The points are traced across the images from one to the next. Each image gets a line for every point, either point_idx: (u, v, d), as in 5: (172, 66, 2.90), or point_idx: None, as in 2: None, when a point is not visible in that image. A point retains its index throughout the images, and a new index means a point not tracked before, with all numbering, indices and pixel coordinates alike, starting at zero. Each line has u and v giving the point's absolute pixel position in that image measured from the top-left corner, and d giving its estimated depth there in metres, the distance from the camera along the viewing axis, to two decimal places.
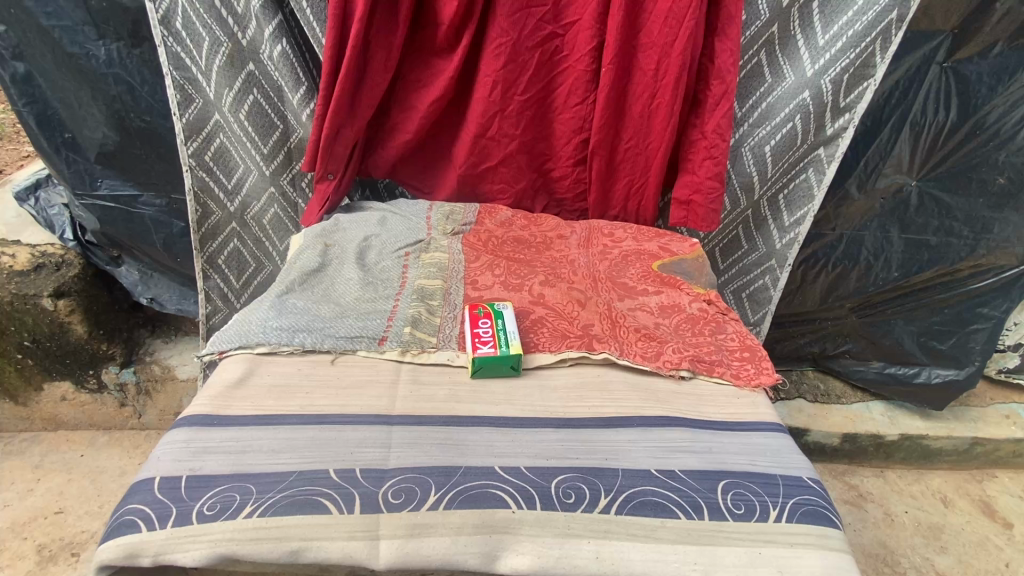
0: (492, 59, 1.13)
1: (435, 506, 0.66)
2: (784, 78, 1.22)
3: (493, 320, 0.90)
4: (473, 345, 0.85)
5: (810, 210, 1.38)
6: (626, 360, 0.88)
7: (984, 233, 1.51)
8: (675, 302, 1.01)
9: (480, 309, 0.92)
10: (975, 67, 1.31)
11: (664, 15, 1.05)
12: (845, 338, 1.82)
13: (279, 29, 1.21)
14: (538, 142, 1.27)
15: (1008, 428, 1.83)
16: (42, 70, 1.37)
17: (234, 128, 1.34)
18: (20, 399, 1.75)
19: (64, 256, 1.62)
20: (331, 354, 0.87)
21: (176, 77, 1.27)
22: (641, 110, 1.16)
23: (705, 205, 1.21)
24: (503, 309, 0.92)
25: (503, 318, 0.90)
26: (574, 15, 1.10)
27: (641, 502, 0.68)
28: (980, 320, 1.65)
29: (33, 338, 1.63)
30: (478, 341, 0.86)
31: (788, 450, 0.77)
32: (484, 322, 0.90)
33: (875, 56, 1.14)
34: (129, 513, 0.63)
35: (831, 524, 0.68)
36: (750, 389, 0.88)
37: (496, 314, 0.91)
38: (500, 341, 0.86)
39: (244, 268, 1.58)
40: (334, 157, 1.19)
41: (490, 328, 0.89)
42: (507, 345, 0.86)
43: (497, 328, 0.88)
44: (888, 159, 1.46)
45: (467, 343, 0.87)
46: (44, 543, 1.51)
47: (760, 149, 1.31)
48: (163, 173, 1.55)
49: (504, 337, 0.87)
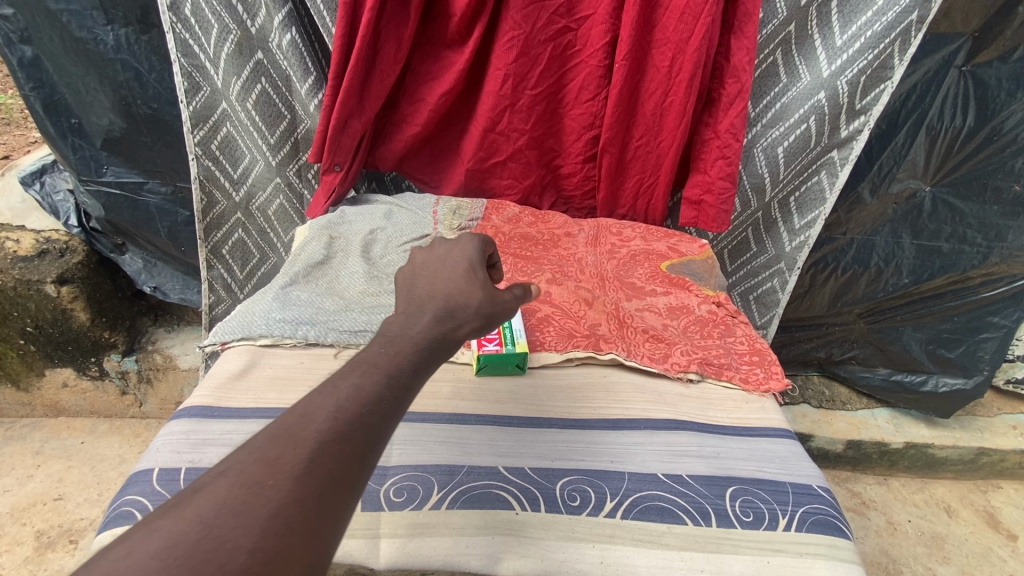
0: (503, 52, 1.11)
1: (437, 505, 0.65)
2: (799, 78, 1.20)
3: None
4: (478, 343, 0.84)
5: (821, 213, 1.36)
6: (634, 361, 0.87)
7: (997, 241, 1.48)
8: (684, 303, 0.99)
9: None
10: (994, 72, 1.28)
11: (680, 10, 1.03)
12: (852, 343, 1.80)
13: (289, 18, 1.19)
14: (548, 138, 1.25)
15: (1015, 438, 1.81)
16: (50, 54, 1.36)
17: (241, 116, 1.33)
18: (22, 384, 1.75)
19: (68, 243, 1.61)
20: (334, 347, 0.86)
21: (184, 64, 1.26)
22: (654, 108, 1.14)
23: (716, 206, 1.19)
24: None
25: (509, 315, 0.89)
26: (588, 9, 1.09)
27: (646, 506, 0.67)
28: (990, 329, 1.63)
29: (36, 324, 1.63)
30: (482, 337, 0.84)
31: (797, 457, 0.76)
32: None
33: (893, 58, 1.12)
34: (127, 504, 0.62)
35: (841, 535, 0.66)
36: (759, 394, 0.86)
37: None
38: (506, 338, 0.85)
39: (248, 259, 1.57)
40: (340, 148, 1.17)
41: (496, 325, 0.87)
42: (513, 343, 0.84)
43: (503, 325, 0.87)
44: (902, 163, 1.43)
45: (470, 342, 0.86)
46: (42, 529, 1.51)
47: (773, 151, 1.30)
48: (169, 161, 1.54)
49: (510, 335, 0.85)
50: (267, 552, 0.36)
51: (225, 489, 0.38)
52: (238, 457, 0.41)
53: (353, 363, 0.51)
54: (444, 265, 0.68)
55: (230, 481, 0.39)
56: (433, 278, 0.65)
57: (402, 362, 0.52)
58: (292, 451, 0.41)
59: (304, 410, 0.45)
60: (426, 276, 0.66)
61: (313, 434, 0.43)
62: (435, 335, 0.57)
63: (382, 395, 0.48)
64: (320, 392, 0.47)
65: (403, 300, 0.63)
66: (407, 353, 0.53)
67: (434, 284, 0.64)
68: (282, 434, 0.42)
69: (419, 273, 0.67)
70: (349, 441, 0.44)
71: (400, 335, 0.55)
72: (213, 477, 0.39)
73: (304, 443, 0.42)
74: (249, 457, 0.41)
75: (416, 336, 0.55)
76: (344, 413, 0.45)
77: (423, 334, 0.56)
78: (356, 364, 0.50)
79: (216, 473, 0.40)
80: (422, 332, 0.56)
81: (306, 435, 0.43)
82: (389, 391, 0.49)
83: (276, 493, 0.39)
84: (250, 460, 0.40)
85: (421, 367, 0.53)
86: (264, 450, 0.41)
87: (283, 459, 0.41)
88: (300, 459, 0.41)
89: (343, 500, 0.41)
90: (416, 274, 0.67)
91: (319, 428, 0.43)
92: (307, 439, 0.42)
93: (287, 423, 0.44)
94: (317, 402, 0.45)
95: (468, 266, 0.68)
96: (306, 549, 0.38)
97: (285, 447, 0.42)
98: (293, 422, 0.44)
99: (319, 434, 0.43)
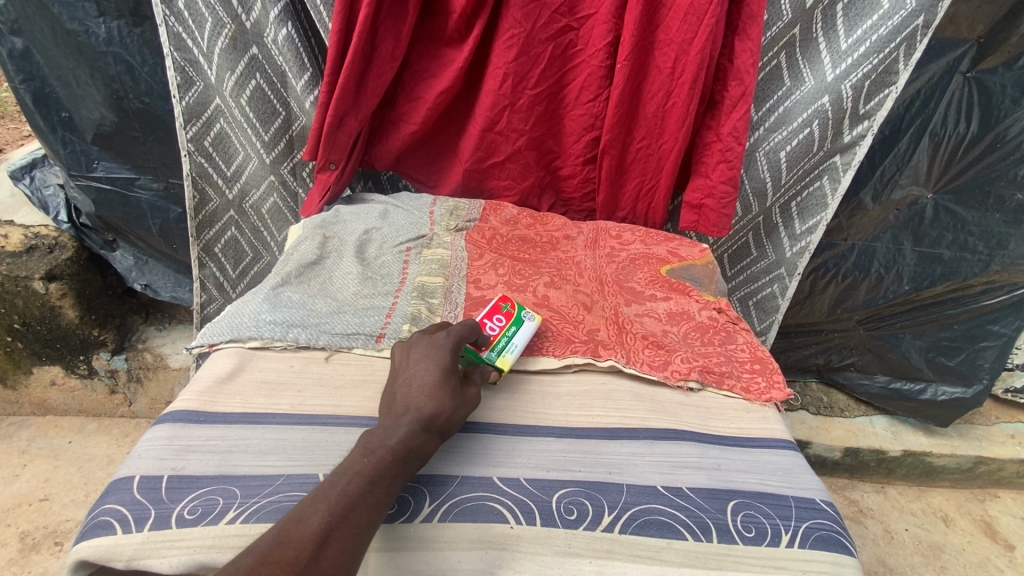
0: (503, 50, 1.09)
1: (428, 518, 0.63)
2: (802, 82, 1.19)
3: (509, 323, 0.84)
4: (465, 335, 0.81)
5: (823, 218, 1.34)
6: (633, 368, 0.85)
7: (999, 249, 1.47)
8: (684, 309, 0.98)
9: (506, 307, 0.85)
10: (998, 78, 1.27)
11: (684, 11, 1.01)
12: (851, 350, 1.79)
13: (285, 12, 1.16)
14: (547, 139, 1.23)
15: (1012, 447, 1.80)
16: (40, 46, 1.33)
17: (235, 112, 1.30)
18: (9, 382, 1.72)
19: (57, 239, 1.58)
20: (326, 351, 0.83)
21: (177, 58, 1.23)
22: (656, 109, 1.12)
23: (717, 210, 1.18)
24: (527, 320, 0.85)
25: (519, 327, 0.84)
26: (590, 8, 1.07)
27: (646, 521, 0.65)
28: (990, 337, 1.62)
29: (23, 321, 1.60)
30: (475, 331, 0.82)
31: (800, 470, 0.74)
32: (498, 320, 0.84)
33: (899, 62, 1.10)
34: (105, 514, 0.60)
35: (845, 552, 0.64)
36: (761, 403, 0.84)
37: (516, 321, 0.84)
38: (496, 345, 0.81)
39: (240, 257, 1.55)
40: (336, 146, 1.15)
41: (497, 329, 0.83)
42: (498, 353, 0.81)
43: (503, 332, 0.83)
44: (904, 169, 1.42)
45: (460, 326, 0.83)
46: (27, 530, 1.48)
47: (775, 155, 1.28)
48: (162, 157, 1.51)
49: (502, 344, 0.82)
50: None
51: None
52: (229, 566, 0.48)
53: (336, 472, 0.58)
54: (424, 358, 0.72)
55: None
56: (413, 375, 0.70)
57: (378, 475, 0.58)
58: (276, 566, 0.48)
59: (290, 524, 0.52)
60: (408, 372, 0.70)
61: (294, 549, 0.50)
62: (405, 450, 0.62)
63: (358, 511, 0.55)
64: (305, 503, 0.54)
65: (386, 403, 0.69)
66: (383, 465, 0.59)
67: (413, 387, 0.68)
68: (267, 548, 0.50)
69: (403, 369, 0.72)
70: (325, 558, 0.51)
71: (378, 445, 0.61)
72: None
73: (285, 556, 0.49)
74: (238, 568, 0.48)
75: (394, 446, 0.61)
76: (322, 527, 0.52)
77: (400, 444, 0.62)
78: (338, 474, 0.57)
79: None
80: (399, 443, 0.62)
81: (287, 550, 0.50)
82: (364, 508, 0.55)
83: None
84: (237, 573, 0.47)
85: (395, 481, 0.59)
86: (251, 562, 0.48)
87: (270, 574, 0.48)
88: (286, 575, 0.48)
89: None
90: (400, 372, 0.72)
91: (301, 545, 0.50)
92: (287, 553, 0.49)
93: (273, 537, 0.51)
94: (301, 515, 0.53)
95: (448, 360, 0.72)
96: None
97: (269, 561, 0.49)
98: (280, 534, 0.51)
99: (300, 550, 0.50)
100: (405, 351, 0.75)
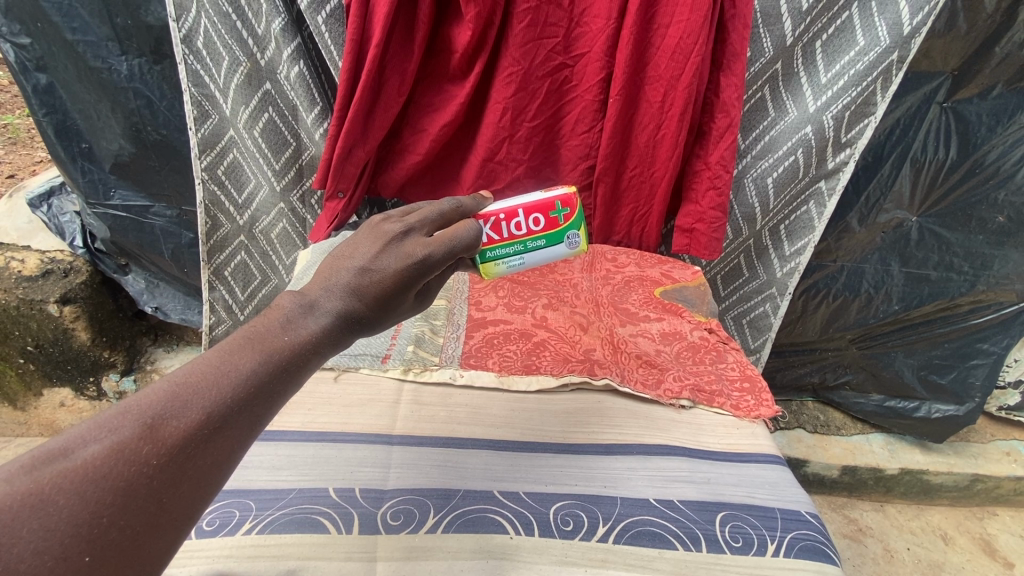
0: (502, 86, 1.16)
1: (433, 529, 0.67)
2: (786, 112, 1.25)
3: (539, 233, 0.88)
4: (493, 223, 0.85)
5: (811, 240, 1.39)
6: (627, 387, 0.89)
7: (983, 269, 1.52)
8: (676, 329, 1.02)
9: (555, 216, 0.88)
10: (975, 108, 1.33)
11: (671, 50, 1.07)
12: (845, 368, 1.82)
13: (297, 51, 1.22)
14: (545, 167, 1.29)
15: (1008, 465, 1.81)
16: (64, 82, 1.41)
17: (248, 144, 1.37)
18: (20, 403, 1.77)
19: (73, 263, 1.65)
20: (334, 370, 0.88)
21: (194, 93, 1.31)
22: (647, 140, 1.18)
23: (709, 233, 1.23)
24: (558, 242, 0.90)
25: (541, 244, 0.89)
26: (584, 47, 1.14)
27: (638, 531, 0.69)
28: (980, 355, 1.66)
29: (36, 344, 1.65)
30: (506, 224, 0.86)
31: (787, 483, 0.77)
32: (534, 225, 0.87)
33: (876, 94, 1.16)
34: None
35: (829, 561, 0.67)
36: (750, 420, 0.87)
37: (551, 237, 0.89)
38: (509, 245, 0.87)
39: (249, 280, 1.61)
40: (344, 175, 1.21)
41: (525, 232, 0.87)
42: (501, 253, 0.87)
43: (528, 241, 0.88)
44: (888, 194, 1.48)
45: (499, 207, 0.86)
46: None
47: (762, 180, 1.34)
48: (175, 185, 1.57)
49: (512, 249, 0.87)
50: (137, 529, 0.40)
51: (79, 477, 0.39)
52: (102, 428, 0.42)
53: (244, 343, 0.51)
54: (390, 252, 0.64)
55: (90, 461, 0.40)
56: (370, 267, 0.61)
57: (292, 361, 0.52)
58: (160, 443, 0.43)
59: (182, 394, 0.45)
60: (365, 257, 0.62)
61: (182, 426, 0.44)
62: (321, 345, 0.55)
63: (262, 398, 0.49)
64: (205, 371, 0.47)
65: (325, 272, 0.61)
66: (300, 352, 0.53)
67: (362, 278, 0.61)
68: (150, 418, 0.43)
69: (362, 248, 0.63)
70: (215, 445, 0.45)
71: (299, 326, 0.55)
72: (76, 453, 0.40)
73: (171, 434, 0.43)
74: (114, 436, 0.42)
75: (316, 333, 0.55)
76: (219, 409, 0.46)
77: (320, 332, 0.55)
78: (248, 352, 0.50)
79: (73, 449, 0.40)
80: (321, 330, 0.56)
81: (174, 427, 0.44)
82: (270, 394, 0.50)
83: (130, 490, 0.41)
84: (112, 441, 0.41)
85: (306, 372, 0.54)
86: (130, 432, 0.42)
87: (148, 452, 0.42)
88: (166, 457, 0.43)
89: (204, 498, 0.44)
90: (357, 248, 0.63)
91: (192, 427, 0.44)
92: (173, 431, 0.44)
93: (157, 407, 0.44)
94: (197, 387, 0.46)
95: (414, 267, 0.65)
96: (150, 545, 0.41)
97: (151, 436, 0.43)
98: (169, 404, 0.44)
99: (190, 430, 0.44)
100: (374, 230, 0.66)
